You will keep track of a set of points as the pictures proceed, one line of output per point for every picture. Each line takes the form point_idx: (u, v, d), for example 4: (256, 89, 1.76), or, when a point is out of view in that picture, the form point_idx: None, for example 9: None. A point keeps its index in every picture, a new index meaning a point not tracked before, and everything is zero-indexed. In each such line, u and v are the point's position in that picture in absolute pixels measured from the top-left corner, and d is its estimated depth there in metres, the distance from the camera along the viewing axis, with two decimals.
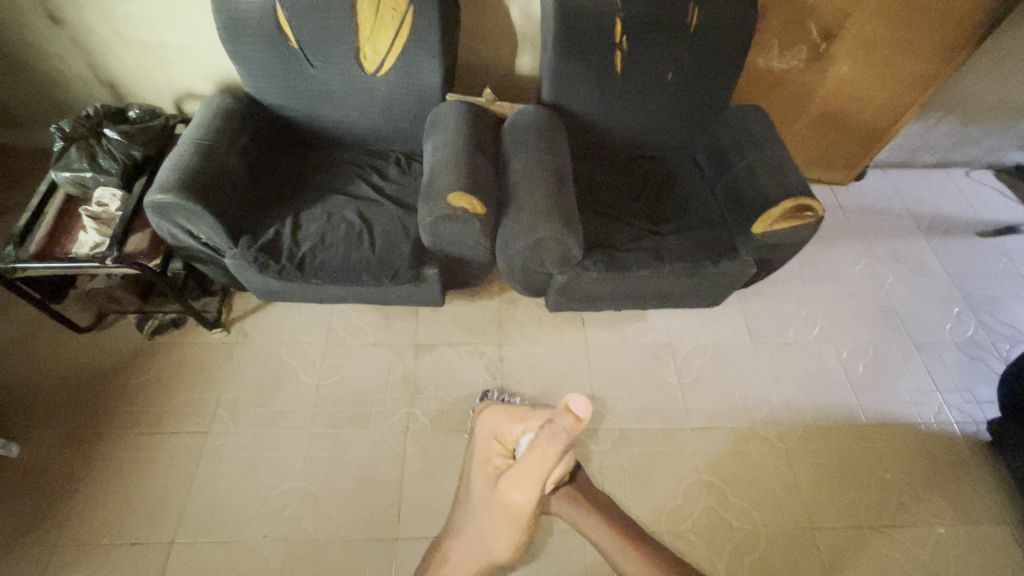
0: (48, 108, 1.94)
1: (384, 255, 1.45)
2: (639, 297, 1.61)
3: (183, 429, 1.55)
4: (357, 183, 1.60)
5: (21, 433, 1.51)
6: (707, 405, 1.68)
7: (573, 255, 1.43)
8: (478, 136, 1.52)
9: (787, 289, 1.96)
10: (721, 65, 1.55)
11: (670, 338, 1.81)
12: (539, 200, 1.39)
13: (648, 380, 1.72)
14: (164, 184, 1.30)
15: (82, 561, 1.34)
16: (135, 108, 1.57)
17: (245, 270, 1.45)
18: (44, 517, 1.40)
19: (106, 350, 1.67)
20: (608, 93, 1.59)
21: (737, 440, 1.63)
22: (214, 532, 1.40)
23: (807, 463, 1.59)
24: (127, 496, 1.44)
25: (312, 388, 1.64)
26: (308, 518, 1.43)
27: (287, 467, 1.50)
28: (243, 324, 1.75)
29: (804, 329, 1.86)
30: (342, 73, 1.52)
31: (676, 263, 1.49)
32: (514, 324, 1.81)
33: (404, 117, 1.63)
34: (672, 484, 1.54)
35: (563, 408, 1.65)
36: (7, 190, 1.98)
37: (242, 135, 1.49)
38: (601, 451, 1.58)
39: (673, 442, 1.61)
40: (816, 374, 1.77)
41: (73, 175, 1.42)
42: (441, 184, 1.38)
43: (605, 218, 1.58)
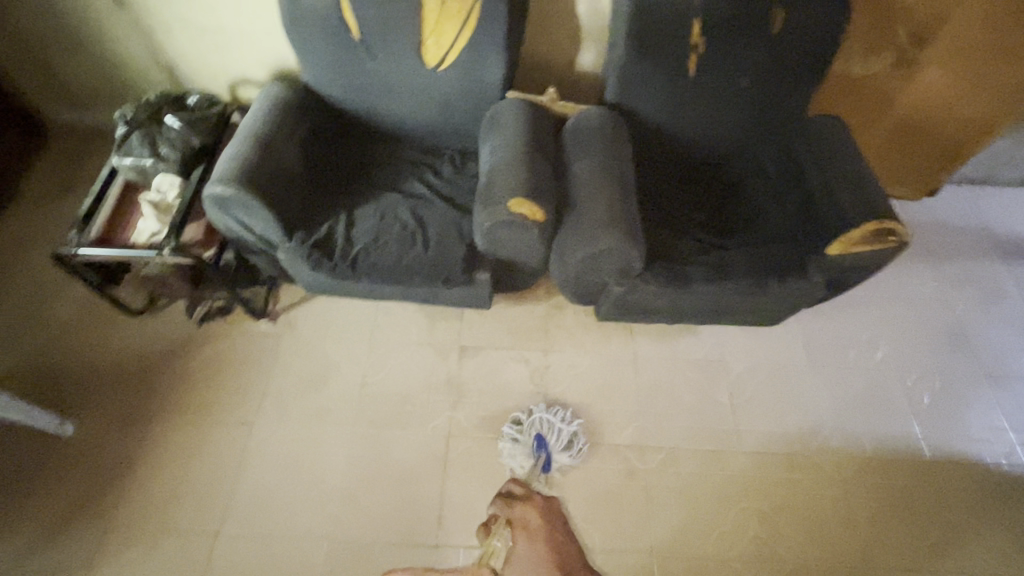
0: (106, 89, 1.95)
1: (437, 257, 1.42)
2: (697, 312, 1.54)
3: (229, 419, 1.56)
4: (411, 180, 1.56)
5: (76, 413, 1.54)
6: (761, 429, 1.61)
7: (633, 268, 1.37)
8: (539, 137, 1.46)
9: (850, 309, 1.85)
10: (802, 72, 1.46)
11: (722, 355, 1.74)
12: (602, 209, 1.33)
13: (698, 398, 1.66)
14: (225, 176, 1.29)
15: (132, 544, 1.37)
16: (194, 95, 1.56)
17: (298, 265, 1.43)
18: (97, 497, 1.43)
19: (157, 334, 1.69)
20: (677, 96, 1.51)
21: (791, 468, 1.56)
22: (259, 524, 1.41)
23: (865, 496, 1.52)
24: (176, 482, 1.46)
25: (355, 385, 1.63)
26: (351, 517, 1.43)
27: (330, 464, 1.50)
28: (289, 316, 1.75)
29: (867, 353, 1.77)
30: (403, 67, 1.48)
31: (741, 281, 1.41)
32: (560, 331, 1.76)
33: (461, 113, 1.58)
34: (721, 509, 1.48)
35: (609, 422, 1.60)
36: (65, 169, 2.01)
37: (299, 127, 1.46)
38: (647, 470, 1.53)
39: (723, 465, 1.55)
40: (878, 402, 1.68)
41: (134, 162, 1.42)
42: (501, 188, 1.33)
43: (667, 229, 1.50)
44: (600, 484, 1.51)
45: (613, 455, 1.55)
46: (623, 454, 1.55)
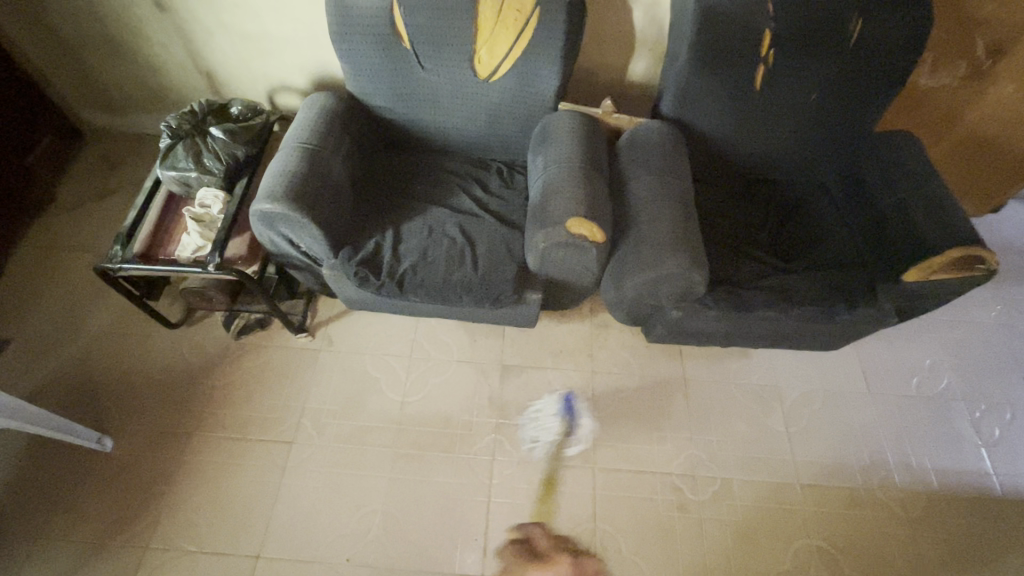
0: (145, 94, 1.92)
1: (487, 277, 1.36)
2: (755, 337, 1.46)
3: (268, 437, 1.52)
4: (458, 195, 1.50)
5: (113, 427, 1.51)
6: (819, 460, 1.54)
7: (694, 292, 1.30)
8: (594, 152, 1.40)
9: (909, 333, 1.76)
10: (877, 86, 1.37)
11: (776, 381, 1.66)
12: (663, 230, 1.26)
13: (751, 425, 1.58)
14: (273, 192, 1.24)
15: (170, 566, 1.34)
16: (237, 104, 1.52)
17: (343, 283, 1.38)
18: (135, 516, 1.39)
19: (196, 347, 1.66)
20: (741, 111, 1.43)
21: (851, 503, 1.48)
22: (300, 549, 1.37)
23: (933, 538, 1.44)
24: (213, 503, 1.42)
25: (396, 404, 1.58)
26: (393, 544, 1.38)
27: (371, 488, 1.46)
28: (328, 330, 1.70)
29: (928, 381, 1.67)
30: (454, 77, 1.42)
31: (808, 308, 1.33)
32: (606, 351, 1.70)
33: (511, 125, 1.52)
34: (779, 548, 1.41)
35: (658, 450, 1.53)
36: (102, 175, 1.99)
37: (345, 139, 1.42)
38: (700, 501, 1.46)
39: (780, 499, 1.47)
40: (943, 435, 1.59)
41: (179, 175, 1.38)
42: (557, 207, 1.27)
43: (726, 250, 1.43)
44: (650, 515, 1.44)
45: (663, 485, 1.48)
46: (674, 484, 1.48)
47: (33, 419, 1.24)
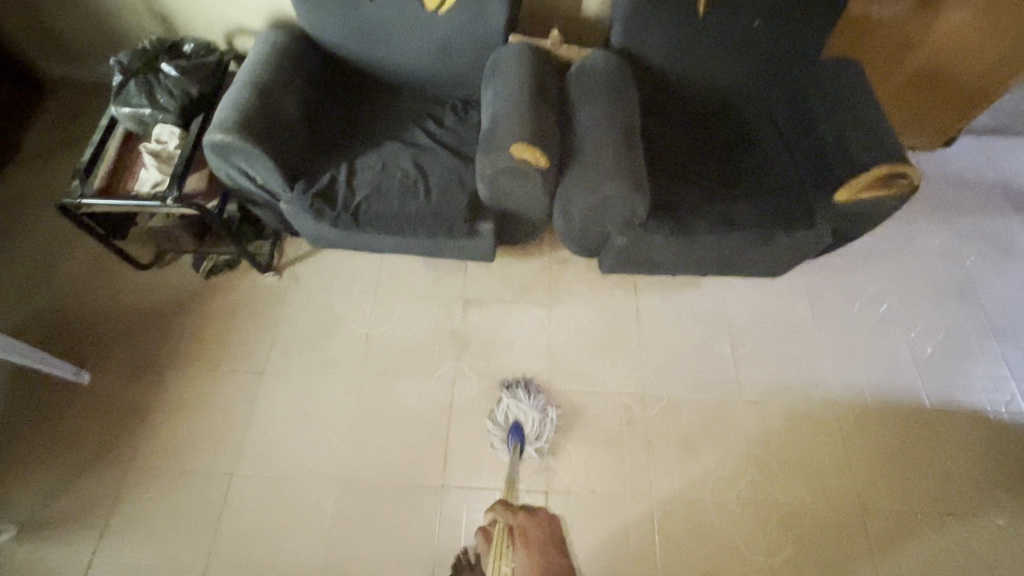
0: (102, 40, 1.91)
1: (439, 207, 1.41)
2: (699, 263, 1.54)
3: (239, 369, 1.59)
4: (413, 130, 1.53)
5: (91, 363, 1.58)
6: (762, 379, 1.63)
7: (637, 217, 1.36)
8: (542, 82, 1.43)
9: (856, 261, 1.83)
10: (818, 10, 1.40)
11: (725, 308, 1.74)
12: (605, 156, 1.31)
13: (699, 349, 1.67)
14: (224, 123, 1.27)
15: (152, 484, 1.44)
16: (190, 43, 1.53)
17: (300, 216, 1.43)
18: (115, 442, 1.48)
19: (166, 288, 1.71)
20: (687, 40, 1.45)
21: (790, 416, 1.58)
22: (273, 467, 1.47)
23: (862, 444, 1.55)
24: (191, 428, 1.51)
25: (362, 336, 1.65)
26: (359, 462, 1.49)
27: (339, 412, 1.55)
28: (295, 270, 1.76)
29: (871, 307, 1.75)
30: (402, 11, 1.43)
31: (745, 231, 1.40)
32: (563, 285, 1.76)
33: (463, 60, 1.54)
34: (721, 456, 1.52)
35: (610, 373, 1.62)
36: (65, 124, 1.99)
37: (297, 74, 1.44)
38: (647, 418, 1.56)
39: (723, 414, 1.58)
40: (880, 355, 1.68)
41: (133, 111, 1.41)
42: (503, 135, 1.31)
43: (673, 179, 1.48)
44: (600, 430, 1.54)
45: (613, 404, 1.58)
46: (624, 403, 1.58)
47: (26, 355, 1.35)
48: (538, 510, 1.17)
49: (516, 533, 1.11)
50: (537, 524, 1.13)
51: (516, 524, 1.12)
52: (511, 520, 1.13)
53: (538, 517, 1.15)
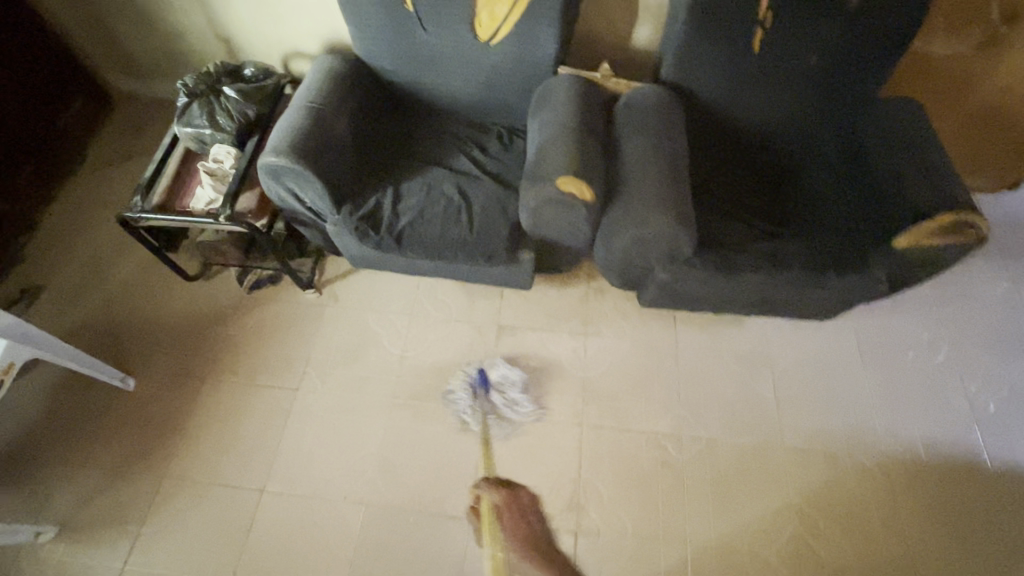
0: (168, 59, 2.01)
1: (481, 234, 1.41)
2: (744, 302, 1.48)
3: (275, 384, 1.62)
4: (458, 156, 1.55)
5: (136, 369, 1.63)
6: (807, 426, 1.55)
7: (682, 253, 1.33)
8: (590, 114, 1.42)
9: (910, 306, 1.74)
10: (879, 49, 1.35)
11: (768, 348, 1.67)
12: (652, 191, 1.29)
13: (740, 390, 1.60)
14: (279, 146, 1.31)
15: (184, 495, 1.45)
16: (251, 66, 1.59)
17: (344, 237, 1.45)
18: (152, 449, 1.51)
19: (210, 299, 1.76)
20: (739, 75, 1.43)
21: (836, 468, 1.50)
22: (301, 485, 1.47)
23: (915, 503, 1.45)
24: (225, 440, 1.53)
25: (395, 357, 1.66)
26: (386, 485, 1.47)
27: (369, 433, 1.54)
28: (334, 287, 1.78)
29: (926, 355, 1.66)
30: (454, 40, 1.46)
31: (796, 271, 1.34)
32: (600, 315, 1.73)
33: (511, 88, 1.55)
34: (760, 506, 1.45)
35: (645, 409, 1.58)
36: (128, 138, 2.09)
37: (350, 99, 1.47)
38: (683, 460, 1.50)
39: (764, 461, 1.51)
40: (936, 407, 1.58)
41: (194, 132, 1.47)
42: (549, 166, 1.31)
43: (720, 214, 1.44)
44: (633, 469, 1.49)
45: (647, 443, 1.53)
46: (660, 443, 1.53)
47: (60, 353, 1.35)
48: (522, 493, 1.10)
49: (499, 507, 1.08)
50: (517, 505, 1.09)
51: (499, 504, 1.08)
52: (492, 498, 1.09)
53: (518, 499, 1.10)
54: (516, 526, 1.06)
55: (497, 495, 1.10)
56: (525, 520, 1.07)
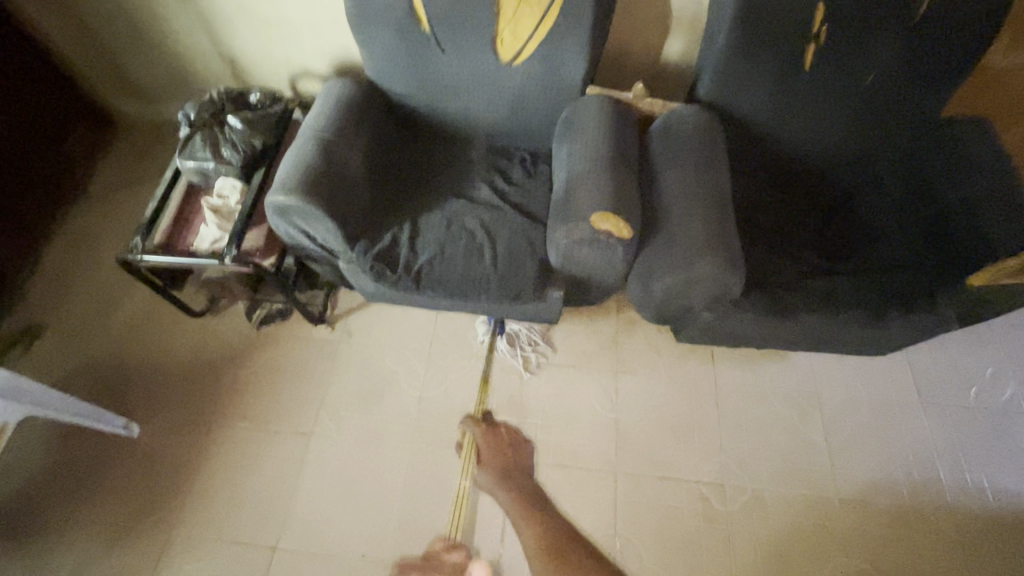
0: (171, 81, 1.92)
1: (507, 273, 1.30)
2: (794, 342, 1.36)
3: (286, 429, 1.52)
4: (479, 186, 1.44)
5: (141, 415, 1.54)
6: (861, 472, 1.43)
7: (729, 293, 1.20)
8: (623, 140, 1.30)
9: (972, 337, 1.60)
10: (947, 64, 1.22)
11: (816, 387, 1.54)
12: (696, 226, 1.17)
13: (787, 434, 1.48)
14: (287, 184, 1.21)
15: (193, 553, 1.36)
16: (256, 92, 1.50)
17: (359, 276, 1.35)
18: (158, 504, 1.42)
19: (218, 338, 1.66)
20: (788, 95, 1.30)
21: (898, 523, 1.37)
22: (316, 542, 1.37)
23: (987, 561, 1.32)
24: (235, 491, 1.44)
25: (413, 399, 1.55)
26: (409, 542, 1.37)
27: (388, 483, 1.44)
28: (348, 322, 1.68)
29: (990, 392, 1.52)
30: (474, 62, 1.35)
31: (856, 312, 1.22)
32: (632, 350, 1.61)
33: (536, 111, 1.44)
34: (815, 566, 1.32)
35: (685, 455, 1.46)
36: (131, 164, 2.00)
37: (364, 128, 1.37)
38: (728, 512, 1.38)
39: (816, 514, 1.38)
40: (1005, 451, 1.45)
41: (196, 166, 1.37)
42: (581, 201, 1.19)
43: (766, 248, 1.32)
44: (673, 524, 1.37)
45: (688, 494, 1.41)
46: (701, 494, 1.41)
47: (42, 402, 1.22)
48: (500, 429, 1.48)
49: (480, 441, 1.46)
50: (496, 446, 1.45)
51: (481, 441, 1.45)
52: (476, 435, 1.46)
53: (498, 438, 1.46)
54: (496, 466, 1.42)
55: (476, 429, 1.47)
56: (501, 450, 1.44)
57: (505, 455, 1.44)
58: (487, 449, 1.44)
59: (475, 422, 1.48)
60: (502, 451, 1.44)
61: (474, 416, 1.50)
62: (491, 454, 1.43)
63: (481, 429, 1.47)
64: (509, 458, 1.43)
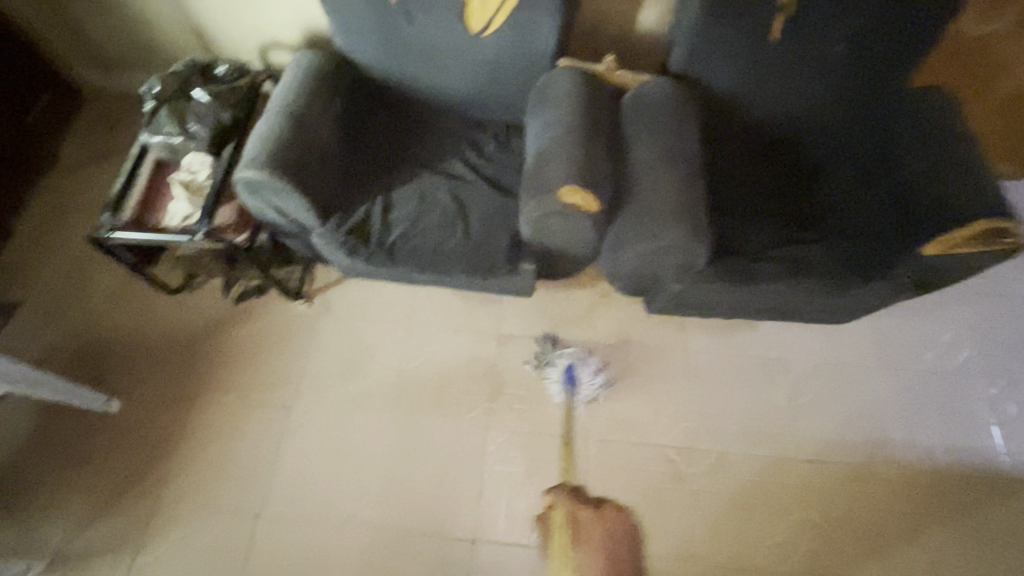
0: (135, 50, 1.85)
1: (479, 246, 1.31)
2: (760, 310, 1.40)
3: (267, 402, 1.54)
4: (451, 159, 1.44)
5: (121, 390, 1.56)
6: (821, 434, 1.50)
7: (695, 265, 1.24)
8: (594, 112, 1.31)
9: (934, 305, 1.66)
10: (913, 34, 1.23)
11: (783, 353, 1.60)
12: (663, 199, 1.19)
13: (753, 398, 1.54)
14: (255, 158, 1.20)
15: (179, 521, 1.40)
16: (223, 64, 1.46)
17: (333, 251, 1.36)
18: (142, 476, 1.45)
19: (195, 313, 1.67)
20: (758, 66, 1.31)
21: (853, 480, 1.45)
22: (299, 509, 1.42)
23: (934, 513, 1.42)
24: (219, 462, 1.47)
25: (392, 371, 1.58)
26: (388, 508, 1.42)
27: (369, 452, 1.48)
28: (326, 297, 1.69)
29: (947, 357, 1.59)
30: (445, 32, 1.33)
31: (817, 281, 1.26)
32: (606, 321, 1.65)
33: (508, 82, 1.43)
34: (775, 521, 1.40)
35: (655, 422, 1.51)
36: (97, 137, 1.95)
37: (334, 101, 1.35)
38: (695, 474, 1.45)
39: (777, 473, 1.45)
40: (958, 413, 1.53)
41: (163, 140, 1.35)
42: (550, 174, 1.20)
43: (733, 218, 1.35)
44: (643, 486, 1.44)
45: (658, 457, 1.47)
46: (670, 457, 1.47)
47: (15, 378, 1.21)
48: (602, 506, 1.24)
49: (570, 516, 1.21)
50: (596, 523, 1.20)
51: (576, 516, 1.21)
52: (572, 509, 1.23)
53: (598, 512, 1.23)
54: (594, 550, 1.16)
55: (570, 503, 1.24)
56: (602, 536, 1.19)
57: (605, 544, 1.18)
58: (586, 533, 1.18)
59: (574, 495, 1.26)
60: (606, 541, 1.19)
61: (567, 491, 1.27)
62: (588, 546, 1.16)
63: (576, 502, 1.24)
64: (613, 545, 1.18)
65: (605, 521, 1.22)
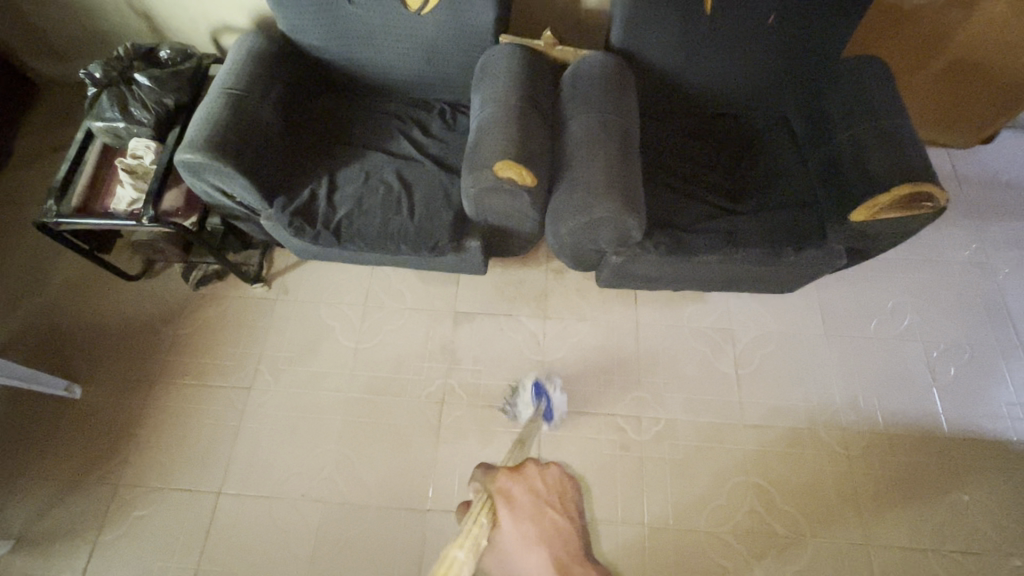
0: (86, 39, 1.85)
1: (423, 224, 1.34)
2: (702, 281, 1.44)
3: (226, 384, 1.58)
4: (397, 139, 1.45)
5: (82, 376, 1.58)
6: (765, 400, 1.55)
7: (632, 237, 1.27)
8: (532, 89, 1.32)
9: (877, 274, 1.71)
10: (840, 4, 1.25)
11: (730, 324, 1.64)
12: (597, 172, 1.21)
13: (700, 368, 1.59)
14: (194, 141, 1.21)
15: (140, 500, 1.44)
16: (166, 48, 1.47)
17: (281, 232, 1.37)
18: (103, 458, 1.49)
19: (155, 299, 1.69)
20: (692, 40, 1.33)
21: (794, 442, 1.50)
22: (258, 484, 1.46)
23: (871, 472, 1.47)
24: (179, 442, 1.51)
25: (349, 350, 1.62)
26: (345, 481, 1.47)
27: (326, 428, 1.52)
28: (284, 280, 1.72)
29: (889, 323, 1.64)
30: (382, 11, 1.34)
31: (752, 249, 1.29)
32: (560, 297, 1.69)
33: (451, 61, 1.44)
34: (718, 483, 1.45)
35: (605, 392, 1.56)
36: (53, 128, 1.95)
37: (275, 83, 1.36)
38: (642, 441, 1.50)
39: (722, 438, 1.50)
40: (898, 376, 1.58)
41: (106, 125, 1.36)
42: (486, 150, 1.22)
43: (672, 191, 1.37)
44: (592, 454, 1.48)
45: (607, 426, 1.51)
46: (619, 425, 1.52)
47: None
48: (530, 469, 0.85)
49: (500, 496, 0.81)
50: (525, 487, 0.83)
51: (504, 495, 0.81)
52: (493, 486, 0.82)
53: (528, 477, 0.84)
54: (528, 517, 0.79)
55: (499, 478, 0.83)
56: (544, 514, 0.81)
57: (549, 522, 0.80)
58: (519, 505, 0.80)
59: (493, 468, 0.85)
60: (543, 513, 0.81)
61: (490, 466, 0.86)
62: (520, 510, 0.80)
63: (499, 474, 0.84)
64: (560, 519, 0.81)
65: (534, 489, 0.83)
